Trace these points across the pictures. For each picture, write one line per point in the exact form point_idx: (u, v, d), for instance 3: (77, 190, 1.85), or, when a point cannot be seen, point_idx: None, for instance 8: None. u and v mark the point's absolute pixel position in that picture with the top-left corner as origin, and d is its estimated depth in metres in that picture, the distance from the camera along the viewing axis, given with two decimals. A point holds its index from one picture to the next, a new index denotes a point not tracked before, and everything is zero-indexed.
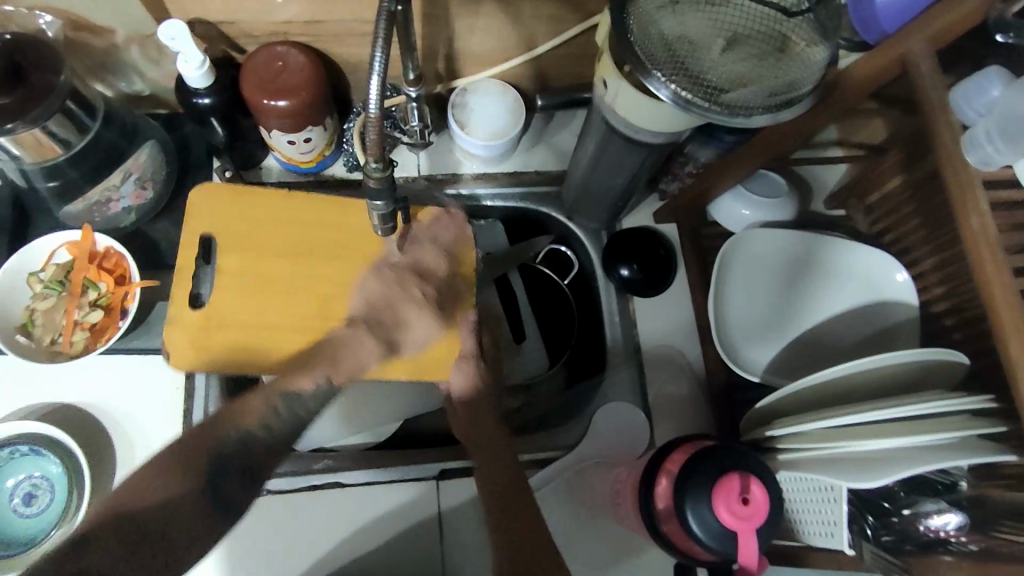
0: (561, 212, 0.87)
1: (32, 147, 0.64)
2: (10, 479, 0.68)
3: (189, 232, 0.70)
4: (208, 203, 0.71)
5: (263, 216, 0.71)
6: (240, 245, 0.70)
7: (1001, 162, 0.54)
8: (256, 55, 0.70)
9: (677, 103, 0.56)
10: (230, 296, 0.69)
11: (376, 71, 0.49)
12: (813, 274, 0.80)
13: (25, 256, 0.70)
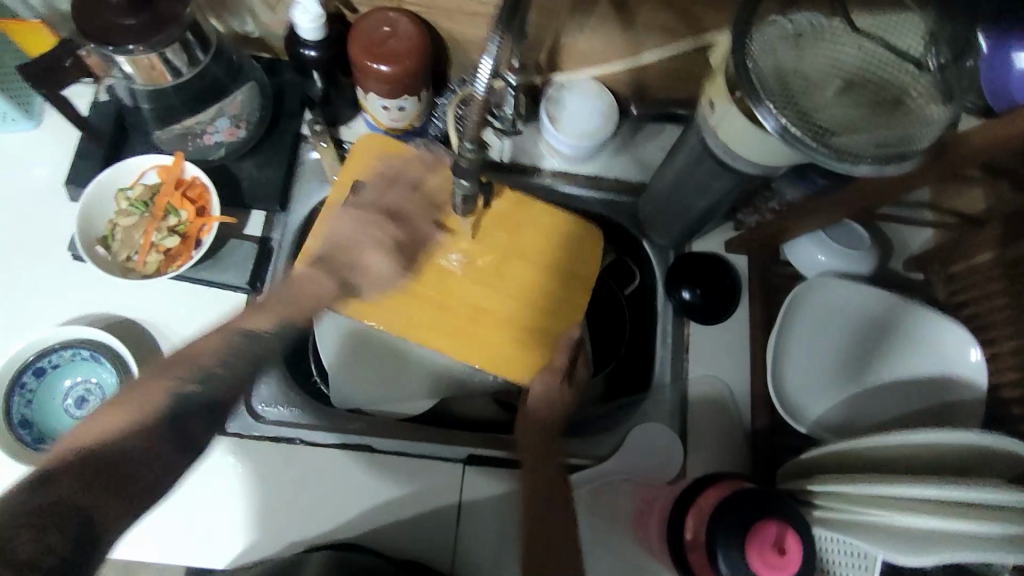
0: (632, 223, 0.85)
1: (145, 71, 0.66)
2: (68, 380, 0.71)
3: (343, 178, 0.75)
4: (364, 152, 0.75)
5: (409, 180, 0.75)
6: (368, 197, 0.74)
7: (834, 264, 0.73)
8: (368, 17, 0.72)
9: (783, 137, 0.55)
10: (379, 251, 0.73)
11: (490, 54, 0.50)
12: (891, 335, 0.77)
13: (118, 171, 0.73)
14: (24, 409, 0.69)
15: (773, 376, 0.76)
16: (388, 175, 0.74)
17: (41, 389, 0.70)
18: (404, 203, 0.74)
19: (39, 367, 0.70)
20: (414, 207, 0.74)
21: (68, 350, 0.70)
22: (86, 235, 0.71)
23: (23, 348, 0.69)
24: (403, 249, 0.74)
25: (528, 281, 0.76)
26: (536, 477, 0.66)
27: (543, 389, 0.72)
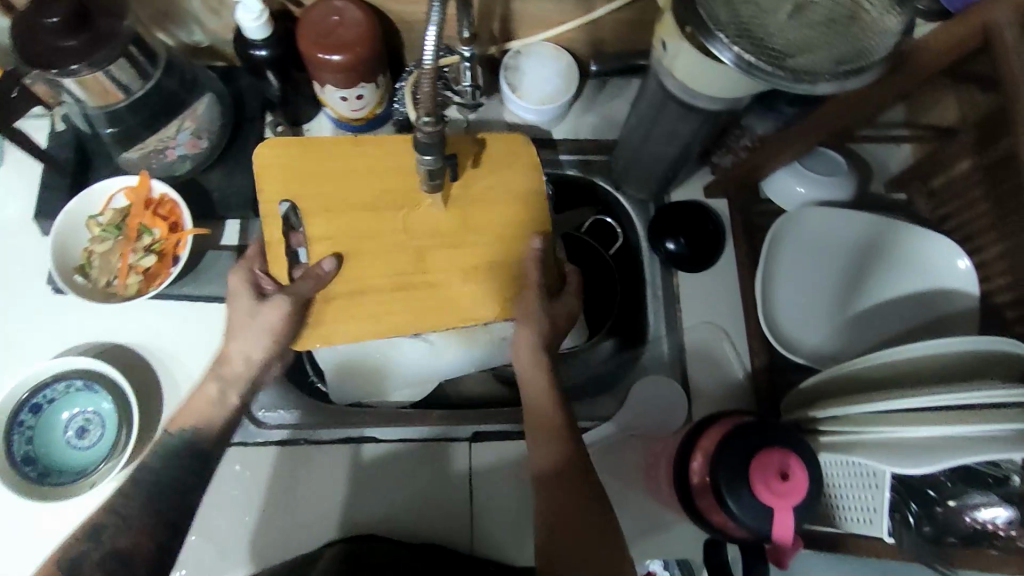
0: (608, 181, 0.85)
1: (95, 89, 0.65)
2: (65, 412, 0.71)
3: (271, 198, 0.67)
4: (278, 162, 0.68)
5: (363, 167, 0.69)
6: (329, 207, 0.68)
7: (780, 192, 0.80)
8: (313, 9, 0.71)
9: (739, 67, 0.54)
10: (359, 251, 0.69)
11: (433, 23, 0.49)
12: (878, 251, 0.77)
13: (86, 198, 0.72)
14: (24, 447, 0.68)
15: (767, 318, 0.75)
16: (338, 171, 0.69)
17: (39, 425, 0.69)
18: (360, 196, 0.69)
19: (35, 403, 0.70)
20: (372, 197, 0.69)
21: (61, 382, 0.70)
22: (62, 266, 0.71)
23: (16, 385, 0.69)
24: (378, 244, 0.69)
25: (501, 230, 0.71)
26: (551, 436, 0.64)
27: (530, 333, 0.67)
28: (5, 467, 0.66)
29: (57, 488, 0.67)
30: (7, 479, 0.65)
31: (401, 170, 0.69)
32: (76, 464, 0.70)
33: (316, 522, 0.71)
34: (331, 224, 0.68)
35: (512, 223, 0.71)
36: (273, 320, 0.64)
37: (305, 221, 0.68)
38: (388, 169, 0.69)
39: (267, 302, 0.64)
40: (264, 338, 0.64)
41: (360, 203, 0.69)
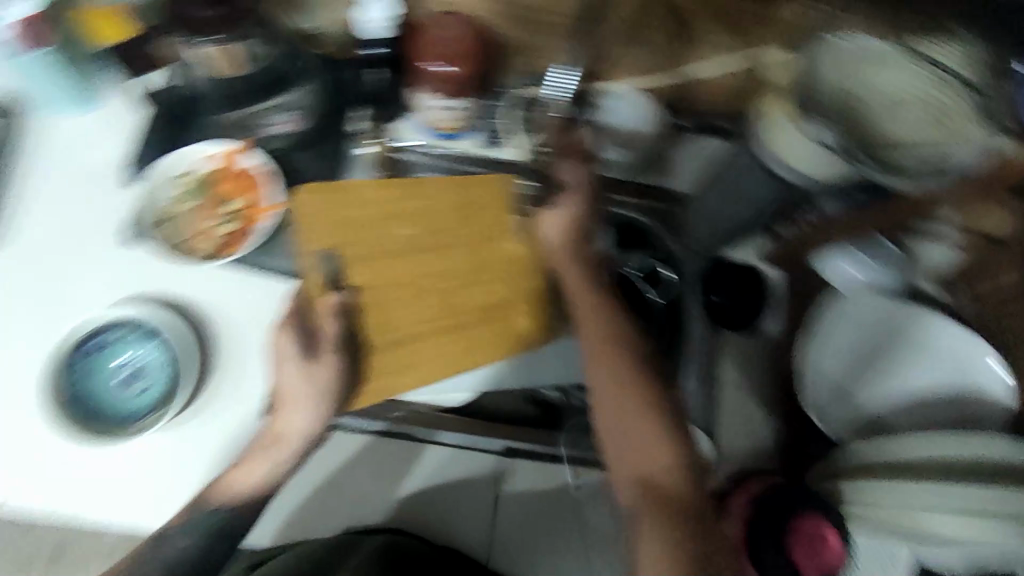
0: (669, 230, 0.87)
1: None
2: (120, 357, 0.73)
3: (313, 245, 0.74)
4: (315, 207, 0.75)
5: (381, 215, 0.76)
6: (369, 259, 0.75)
7: (832, 270, 0.82)
8: (429, 22, 0.75)
9: (832, 149, 0.61)
10: (401, 295, 0.75)
11: None
12: (904, 339, 0.79)
13: (179, 159, 0.76)
14: (78, 384, 0.71)
15: (804, 392, 0.79)
16: (356, 222, 0.75)
17: (94, 364, 0.71)
18: (387, 240, 0.76)
19: (94, 342, 0.71)
20: (397, 239, 0.76)
21: (122, 329, 0.73)
22: (147, 218, 0.76)
23: (80, 323, 0.71)
24: (438, 280, 0.76)
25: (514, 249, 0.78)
26: (661, 457, 0.61)
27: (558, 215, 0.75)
28: (57, 399, 0.69)
29: (105, 428, 0.70)
30: (57, 412, 0.69)
31: (407, 206, 0.77)
32: (118, 408, 0.71)
33: (344, 507, 0.76)
34: (368, 274, 0.75)
35: (500, 256, 0.77)
36: (317, 383, 0.70)
37: (347, 265, 0.75)
38: (396, 215, 0.76)
39: (315, 368, 0.70)
40: (309, 406, 0.69)
41: (380, 246, 0.75)
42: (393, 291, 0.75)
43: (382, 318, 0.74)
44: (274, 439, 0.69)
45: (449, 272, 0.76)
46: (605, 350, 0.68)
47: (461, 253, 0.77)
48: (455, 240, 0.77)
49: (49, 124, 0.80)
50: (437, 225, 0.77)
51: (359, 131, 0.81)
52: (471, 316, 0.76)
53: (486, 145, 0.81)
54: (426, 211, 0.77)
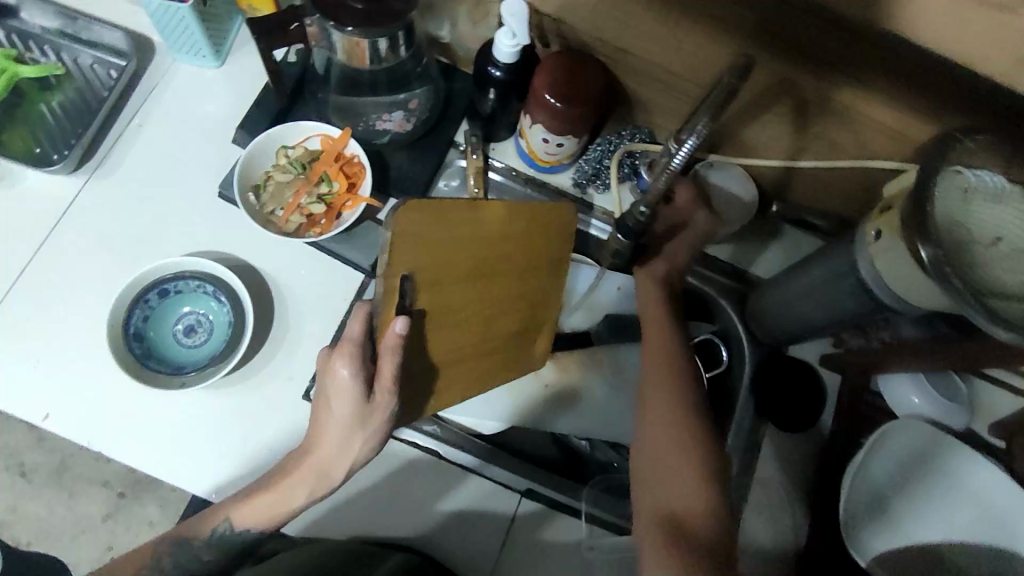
0: (737, 311, 0.88)
1: (349, 49, 0.69)
2: (186, 306, 0.73)
3: (395, 274, 0.53)
4: (413, 225, 0.53)
5: (469, 240, 0.60)
6: (436, 281, 0.58)
7: (895, 391, 0.82)
8: (560, 57, 0.75)
9: (936, 274, 0.54)
10: (455, 314, 0.63)
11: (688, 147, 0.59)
12: (929, 469, 0.78)
13: (287, 130, 0.76)
14: (141, 323, 0.71)
15: (846, 517, 0.75)
16: (446, 243, 0.57)
17: (160, 308, 0.72)
18: (457, 264, 0.60)
19: (165, 289, 0.72)
20: (462, 267, 0.60)
21: (196, 281, 0.73)
22: (243, 180, 0.75)
23: (157, 266, 0.71)
24: (465, 311, 0.65)
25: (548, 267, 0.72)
26: (701, 503, 0.60)
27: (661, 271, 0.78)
28: (118, 335, 0.69)
29: (155, 373, 0.70)
30: (116, 348, 0.69)
31: (482, 232, 0.61)
32: (175, 356, 0.73)
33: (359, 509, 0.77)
34: (438, 302, 0.59)
35: (535, 288, 0.71)
36: (368, 431, 0.58)
37: (414, 292, 0.57)
38: (475, 239, 0.61)
39: (370, 410, 0.57)
40: (355, 452, 0.59)
41: (458, 271, 0.60)
42: (446, 318, 0.62)
43: (446, 349, 0.63)
44: (312, 478, 0.60)
45: (493, 297, 0.66)
46: (681, 448, 0.64)
47: (500, 276, 0.66)
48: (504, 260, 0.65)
49: (174, 71, 0.83)
50: (480, 247, 0.61)
51: (463, 145, 0.84)
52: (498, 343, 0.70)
53: (580, 188, 0.86)
54: (500, 232, 0.64)
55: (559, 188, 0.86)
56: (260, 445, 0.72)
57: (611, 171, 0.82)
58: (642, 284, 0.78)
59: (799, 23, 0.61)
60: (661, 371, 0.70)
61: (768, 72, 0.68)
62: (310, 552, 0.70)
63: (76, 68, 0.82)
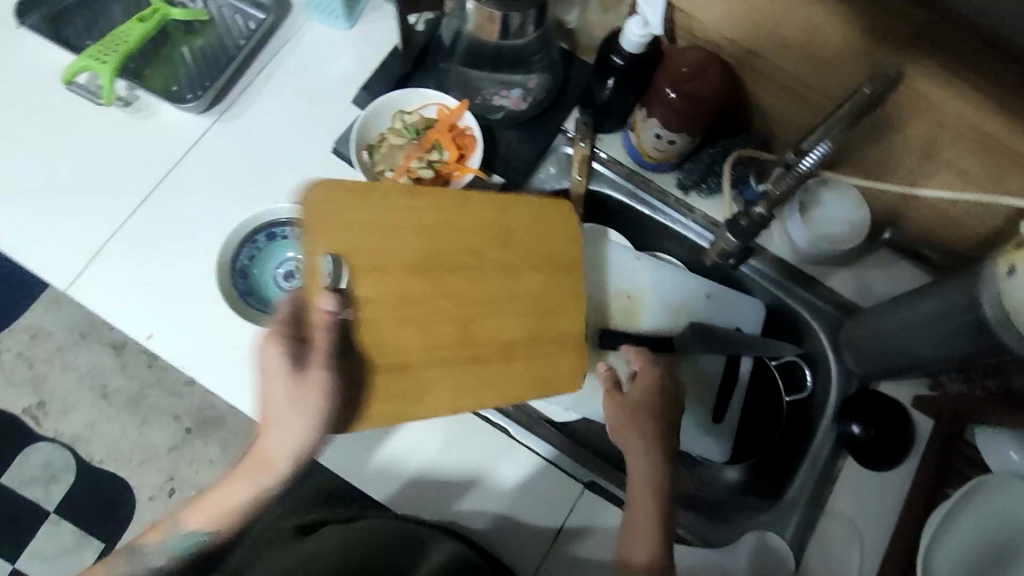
0: (829, 338, 0.84)
1: (480, 21, 0.70)
2: (289, 252, 0.76)
3: (312, 254, 0.64)
4: (321, 203, 0.65)
5: (412, 219, 0.69)
6: (366, 264, 0.67)
7: (989, 446, 0.77)
8: (686, 53, 0.75)
9: None
10: (410, 304, 0.68)
11: (815, 153, 0.64)
12: None
13: (407, 95, 0.78)
14: (245, 261, 0.75)
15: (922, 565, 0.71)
16: (361, 214, 0.66)
17: (264, 249, 0.75)
18: (394, 238, 0.68)
19: (272, 232, 0.75)
20: (405, 221, 0.68)
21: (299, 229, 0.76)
22: (359, 138, 0.77)
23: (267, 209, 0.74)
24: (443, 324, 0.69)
25: (545, 309, 0.73)
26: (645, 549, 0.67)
27: (632, 422, 0.72)
28: (225, 268, 0.73)
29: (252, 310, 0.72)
30: (222, 280, 0.73)
31: (413, 211, 0.69)
32: (272, 298, 0.75)
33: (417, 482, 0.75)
34: (387, 291, 0.67)
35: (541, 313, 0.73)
36: (303, 419, 0.61)
37: (358, 283, 0.66)
38: (427, 229, 0.70)
39: (303, 383, 0.60)
40: (292, 440, 0.61)
41: (404, 257, 0.68)
42: (410, 321, 0.68)
43: (414, 352, 0.68)
44: (257, 467, 0.63)
45: (455, 307, 0.70)
46: (648, 488, 0.70)
47: (480, 275, 0.71)
48: (480, 283, 0.71)
49: (308, 28, 0.87)
50: (439, 240, 0.70)
51: (574, 133, 0.84)
52: (491, 353, 0.71)
53: (683, 190, 0.85)
54: (445, 204, 0.70)
55: (662, 187, 0.85)
56: None
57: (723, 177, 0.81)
58: (617, 426, 0.72)
59: (951, 41, 0.59)
60: (645, 467, 0.71)
61: (907, 90, 0.66)
62: (364, 527, 0.72)
63: (219, 15, 0.86)
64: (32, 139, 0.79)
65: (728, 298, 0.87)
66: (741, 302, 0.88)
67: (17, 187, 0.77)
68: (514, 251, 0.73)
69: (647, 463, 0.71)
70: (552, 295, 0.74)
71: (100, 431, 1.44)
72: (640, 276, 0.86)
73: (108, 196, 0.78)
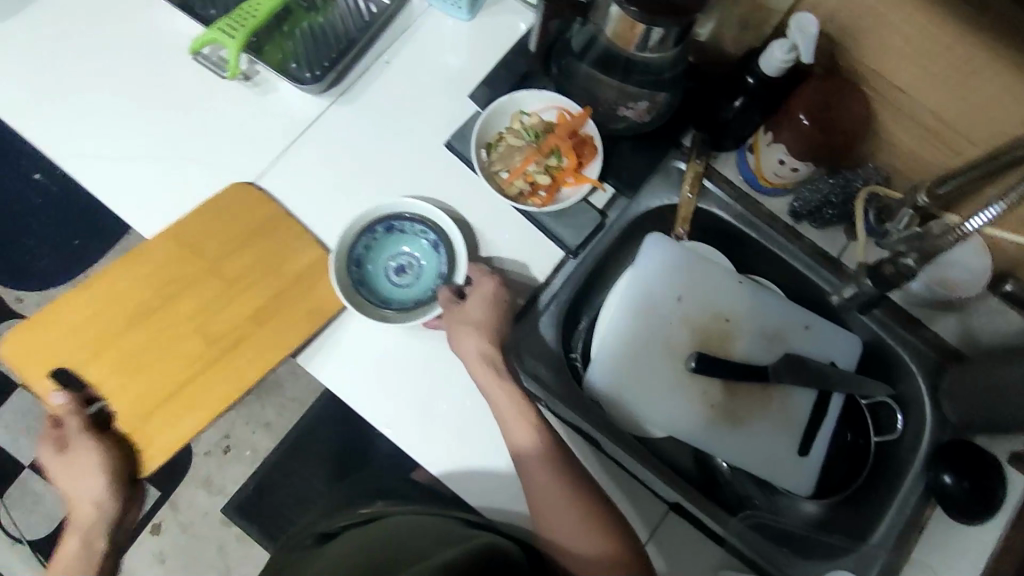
0: (929, 383, 0.81)
1: (621, 31, 0.68)
2: (405, 246, 0.78)
3: (44, 370, 0.74)
4: (31, 335, 0.74)
5: (133, 296, 0.75)
6: (99, 346, 0.75)
7: None
8: (824, 81, 0.72)
9: None
10: (133, 378, 0.74)
11: (981, 218, 0.56)
12: None
13: (530, 97, 0.78)
14: (361, 249, 0.77)
15: None
16: (88, 306, 0.75)
17: (381, 241, 0.78)
18: (124, 300, 0.75)
19: (392, 224, 0.77)
20: (122, 313, 0.75)
21: (421, 226, 0.78)
22: (479, 136, 0.78)
23: (391, 203, 0.77)
24: (184, 361, 0.74)
25: (259, 303, 0.76)
26: (571, 513, 0.71)
27: (480, 340, 0.74)
28: (342, 259, 0.75)
29: (363, 300, 0.75)
30: (339, 270, 0.75)
31: (106, 305, 0.75)
32: (383, 289, 0.78)
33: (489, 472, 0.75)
34: (107, 365, 0.74)
35: (206, 308, 0.76)
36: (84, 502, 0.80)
37: (87, 367, 0.74)
38: (142, 285, 0.75)
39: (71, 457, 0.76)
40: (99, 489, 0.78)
41: (142, 297, 0.75)
42: (112, 372, 0.74)
43: (141, 393, 0.74)
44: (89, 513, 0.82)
45: (183, 351, 0.75)
46: (543, 457, 0.72)
47: (183, 301, 0.76)
48: (197, 305, 0.76)
49: (428, 16, 0.86)
50: (188, 258, 0.76)
51: (688, 148, 0.83)
52: (211, 358, 0.75)
53: (794, 217, 0.84)
54: (200, 244, 0.76)
55: (773, 213, 0.84)
56: (435, 392, 0.76)
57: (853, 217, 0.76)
58: (456, 334, 0.74)
59: None
60: (518, 428, 0.72)
61: None
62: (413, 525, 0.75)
63: None
64: (152, 107, 0.79)
65: (825, 331, 0.86)
66: (838, 336, 0.86)
67: (137, 155, 0.78)
68: (201, 262, 0.76)
69: (511, 396, 0.73)
70: (216, 302, 0.76)
71: None
72: (740, 301, 0.84)
73: (223, 172, 0.79)
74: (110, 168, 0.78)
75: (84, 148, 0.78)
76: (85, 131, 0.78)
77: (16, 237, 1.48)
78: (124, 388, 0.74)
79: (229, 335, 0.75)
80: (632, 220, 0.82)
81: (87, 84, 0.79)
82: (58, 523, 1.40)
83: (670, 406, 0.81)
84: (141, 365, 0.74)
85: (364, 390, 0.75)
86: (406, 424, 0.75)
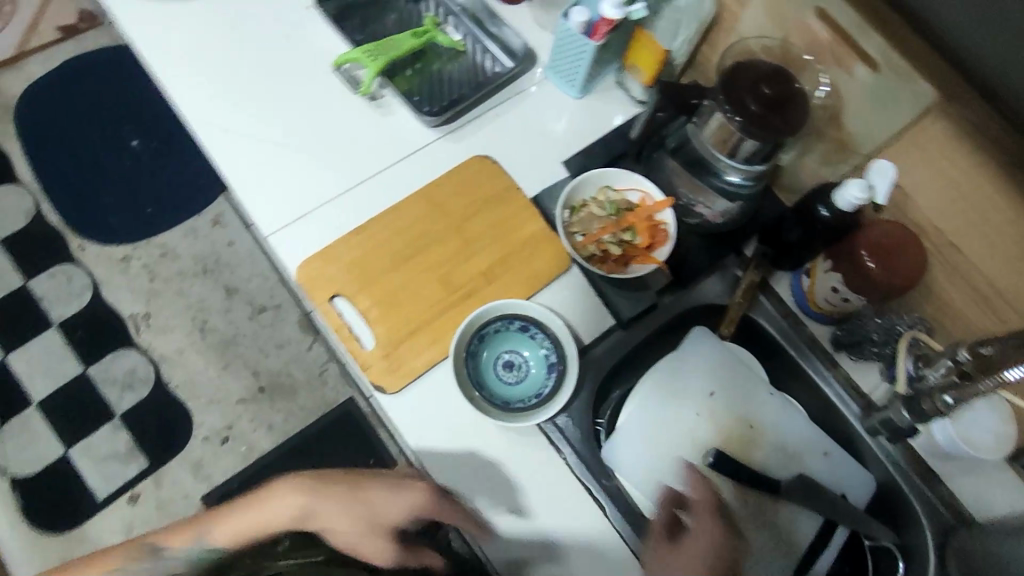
0: (936, 539, 0.81)
1: (717, 134, 0.76)
2: (523, 349, 0.82)
3: (322, 301, 0.80)
4: (316, 270, 0.81)
5: (397, 237, 0.83)
6: (369, 282, 0.81)
7: None
8: (894, 223, 0.77)
9: None
10: (397, 308, 0.81)
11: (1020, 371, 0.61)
12: None
13: (620, 176, 0.85)
14: (491, 331, 0.81)
15: None
16: (357, 246, 0.82)
17: (512, 334, 0.82)
18: (377, 248, 0.83)
19: (525, 327, 0.82)
20: (382, 257, 0.82)
21: (549, 342, 0.81)
22: (567, 197, 0.85)
23: (540, 309, 0.81)
24: (432, 300, 0.82)
25: (490, 262, 0.84)
26: None
27: None
28: (470, 329, 0.80)
29: (464, 370, 0.78)
30: (462, 334, 0.79)
31: (373, 246, 0.83)
32: (485, 371, 0.81)
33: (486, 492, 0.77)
34: (369, 296, 0.81)
35: (451, 258, 0.84)
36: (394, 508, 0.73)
37: (356, 300, 0.81)
38: (405, 233, 0.84)
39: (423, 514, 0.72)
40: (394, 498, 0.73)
41: (399, 244, 0.83)
42: (372, 301, 0.81)
43: (399, 316, 0.80)
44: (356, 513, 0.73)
45: (435, 289, 0.82)
46: None
47: (433, 253, 0.83)
48: (441, 257, 0.83)
49: (541, 86, 0.94)
50: (436, 215, 0.85)
51: (748, 258, 0.88)
52: (455, 299, 0.82)
53: (835, 344, 0.88)
54: (446, 205, 0.85)
55: (816, 338, 0.89)
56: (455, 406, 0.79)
57: (900, 361, 0.78)
58: None
59: None
60: None
61: None
62: None
63: (472, 51, 0.97)
64: (285, 100, 0.88)
65: (844, 460, 0.87)
66: (855, 471, 0.86)
67: (261, 139, 0.86)
68: (445, 219, 0.85)
69: None
70: (457, 255, 0.84)
71: (185, 359, 1.50)
72: (769, 412, 0.87)
73: (330, 171, 0.86)
74: (234, 143, 0.86)
75: (216, 120, 0.86)
76: (222, 106, 0.87)
77: (102, 191, 1.57)
78: (385, 320, 0.80)
79: (473, 281, 0.83)
80: (686, 309, 0.87)
81: (237, 70, 0.89)
82: (46, 466, 1.41)
83: (682, 493, 0.83)
84: (394, 297, 0.81)
85: (396, 381, 0.78)
86: (427, 425, 0.78)
